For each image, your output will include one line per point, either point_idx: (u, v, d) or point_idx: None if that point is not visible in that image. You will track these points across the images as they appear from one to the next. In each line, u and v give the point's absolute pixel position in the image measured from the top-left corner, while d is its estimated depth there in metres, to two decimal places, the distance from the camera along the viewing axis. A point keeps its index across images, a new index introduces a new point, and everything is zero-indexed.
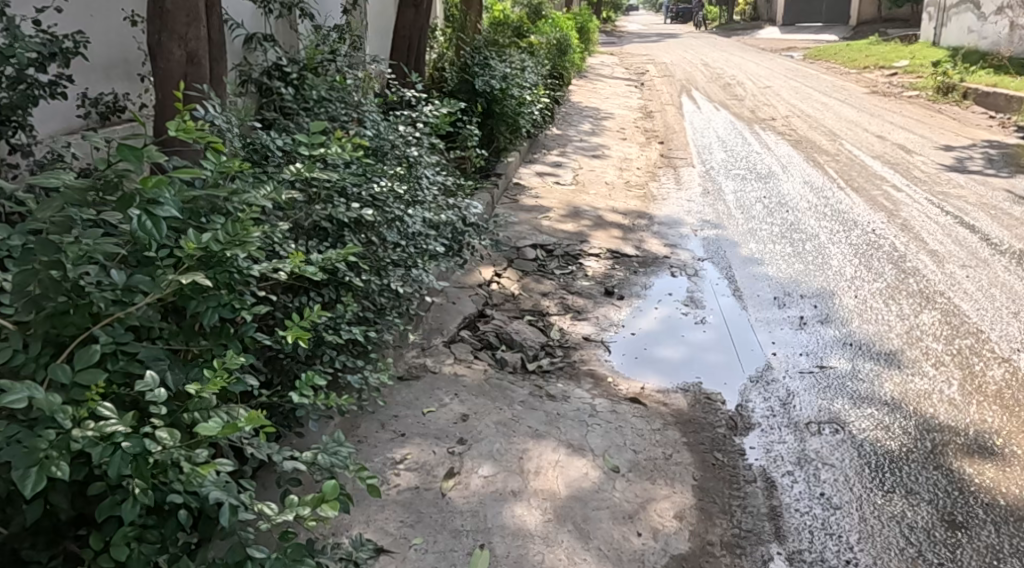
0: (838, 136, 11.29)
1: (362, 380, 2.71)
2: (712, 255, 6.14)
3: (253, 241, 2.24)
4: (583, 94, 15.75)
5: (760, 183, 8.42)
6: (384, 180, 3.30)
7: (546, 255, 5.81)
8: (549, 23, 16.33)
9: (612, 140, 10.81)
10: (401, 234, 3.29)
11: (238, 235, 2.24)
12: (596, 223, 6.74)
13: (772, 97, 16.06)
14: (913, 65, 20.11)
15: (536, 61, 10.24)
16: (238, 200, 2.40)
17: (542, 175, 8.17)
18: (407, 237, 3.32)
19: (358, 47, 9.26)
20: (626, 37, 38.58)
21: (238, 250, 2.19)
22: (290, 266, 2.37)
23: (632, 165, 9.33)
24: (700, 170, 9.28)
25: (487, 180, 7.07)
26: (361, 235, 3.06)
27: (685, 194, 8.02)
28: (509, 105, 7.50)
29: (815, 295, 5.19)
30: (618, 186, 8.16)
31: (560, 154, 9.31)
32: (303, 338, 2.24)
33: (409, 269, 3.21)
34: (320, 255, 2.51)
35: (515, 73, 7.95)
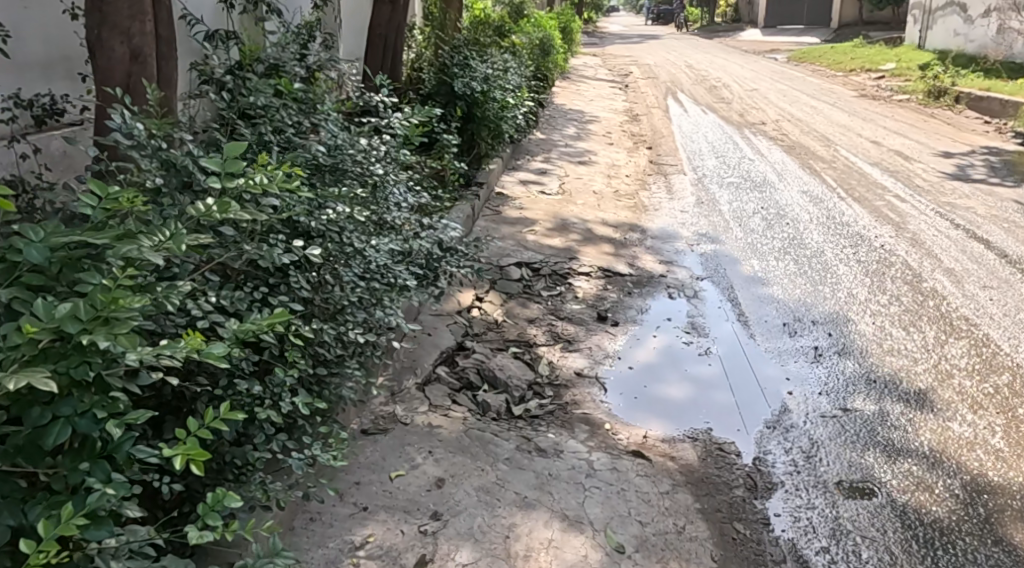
0: (832, 141, 10.88)
1: (305, 465, 2.21)
2: (712, 274, 5.65)
3: (127, 320, 1.76)
4: (566, 96, 15.25)
5: (757, 192, 7.96)
6: (341, 204, 2.78)
7: (532, 275, 5.30)
8: (531, 22, 15.80)
9: (599, 145, 10.33)
10: (362, 269, 2.77)
11: (107, 310, 1.75)
12: (585, 238, 6.24)
13: (760, 100, 15.66)
14: (901, 68, 19.83)
15: (520, 63, 9.74)
16: (114, 253, 1.84)
17: (525, 183, 7.67)
18: (371, 271, 2.80)
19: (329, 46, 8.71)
20: (608, 37, 38.16)
21: (102, 337, 1.69)
22: (185, 349, 1.86)
23: (621, 172, 8.85)
24: (692, 177, 8.81)
25: (468, 190, 6.56)
26: (309, 274, 2.54)
27: (678, 205, 7.55)
28: (491, 108, 6.97)
29: (830, 322, 4.72)
30: (607, 196, 7.67)
31: (545, 161, 8.81)
32: (196, 457, 1.78)
33: (371, 310, 2.70)
34: (233, 326, 2.03)
35: (497, 74, 7.43)
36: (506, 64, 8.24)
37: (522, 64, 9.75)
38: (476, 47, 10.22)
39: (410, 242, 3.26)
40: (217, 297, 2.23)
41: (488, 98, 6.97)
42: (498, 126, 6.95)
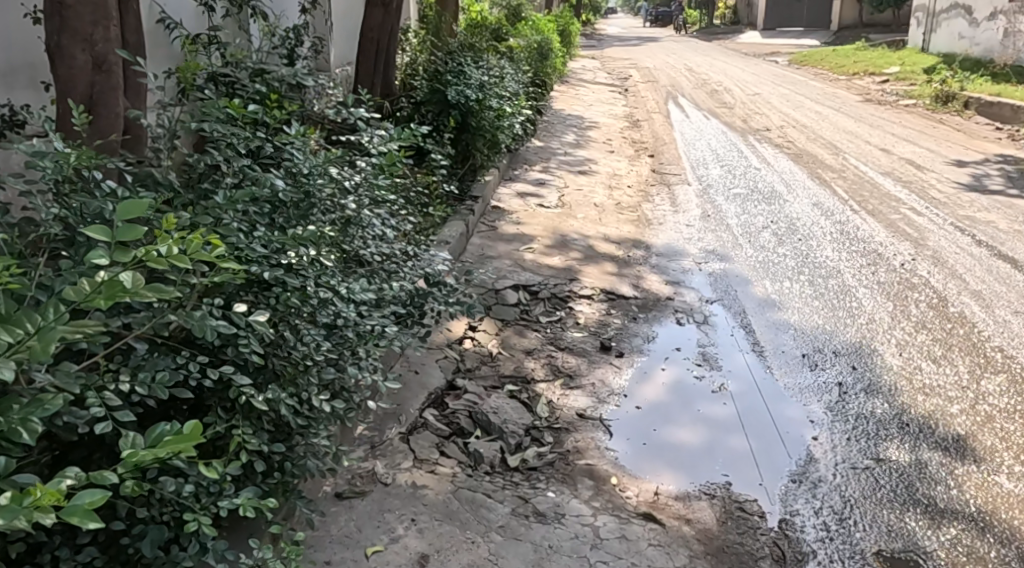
0: (840, 149, 10.53)
1: None
2: (723, 296, 5.28)
3: None
4: (566, 101, 14.88)
5: (766, 204, 7.61)
6: (306, 248, 2.44)
7: (529, 299, 4.94)
8: (529, 25, 15.43)
9: (599, 153, 9.97)
10: (326, 326, 2.46)
11: None
12: (586, 256, 5.88)
13: (762, 105, 15.32)
14: (905, 71, 19.53)
15: (518, 68, 9.39)
16: None
17: (523, 195, 7.30)
18: (336, 326, 2.48)
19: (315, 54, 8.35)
20: (607, 39, 37.80)
21: None
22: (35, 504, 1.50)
23: (623, 182, 8.49)
24: (697, 187, 8.45)
25: (462, 204, 6.19)
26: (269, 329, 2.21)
27: (684, 219, 7.19)
28: (486, 118, 6.61)
29: (853, 353, 4.36)
30: (608, 208, 7.31)
31: (544, 171, 8.45)
32: None
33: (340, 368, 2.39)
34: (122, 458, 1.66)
35: (493, 81, 7.07)
36: (503, 71, 7.89)
37: (520, 69, 9.40)
38: (472, 52, 9.86)
39: (390, 282, 2.92)
40: (142, 377, 1.92)
41: (483, 107, 6.62)
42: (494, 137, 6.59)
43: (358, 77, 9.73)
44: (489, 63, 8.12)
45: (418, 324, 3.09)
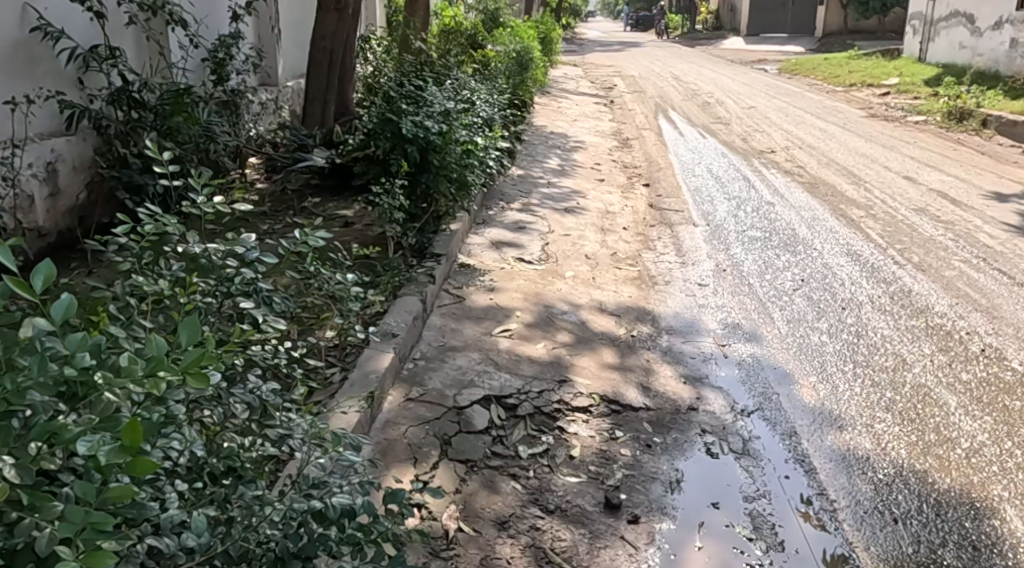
0: (859, 177, 9.33)
1: None
2: (762, 407, 3.99)
3: None
4: (547, 115, 13.56)
5: (791, 257, 6.36)
6: None
7: (505, 417, 3.62)
8: (508, 31, 14.11)
9: (587, 182, 8.67)
10: None
11: None
12: (579, 338, 4.58)
13: (760, 121, 14.12)
14: (905, 84, 18.51)
15: (494, 86, 8.10)
16: None
17: (498, 247, 5.99)
18: None
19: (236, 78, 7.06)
20: (588, 45, 36.58)
21: None
22: None
23: (617, 224, 7.19)
24: (705, 231, 7.19)
25: (420, 269, 4.89)
26: None
27: (695, 276, 5.93)
28: (452, 154, 5.31)
29: (965, 518, 3.09)
30: (603, 263, 6.02)
31: (524, 209, 7.15)
32: None
33: None
34: None
35: (461, 108, 5.77)
36: (476, 92, 6.59)
37: (496, 88, 8.11)
38: (442, 67, 8.55)
39: None
40: None
41: (450, 143, 5.32)
42: (467, 182, 5.30)
43: (308, 95, 8.34)
44: (458, 83, 6.81)
45: (299, 561, 1.88)
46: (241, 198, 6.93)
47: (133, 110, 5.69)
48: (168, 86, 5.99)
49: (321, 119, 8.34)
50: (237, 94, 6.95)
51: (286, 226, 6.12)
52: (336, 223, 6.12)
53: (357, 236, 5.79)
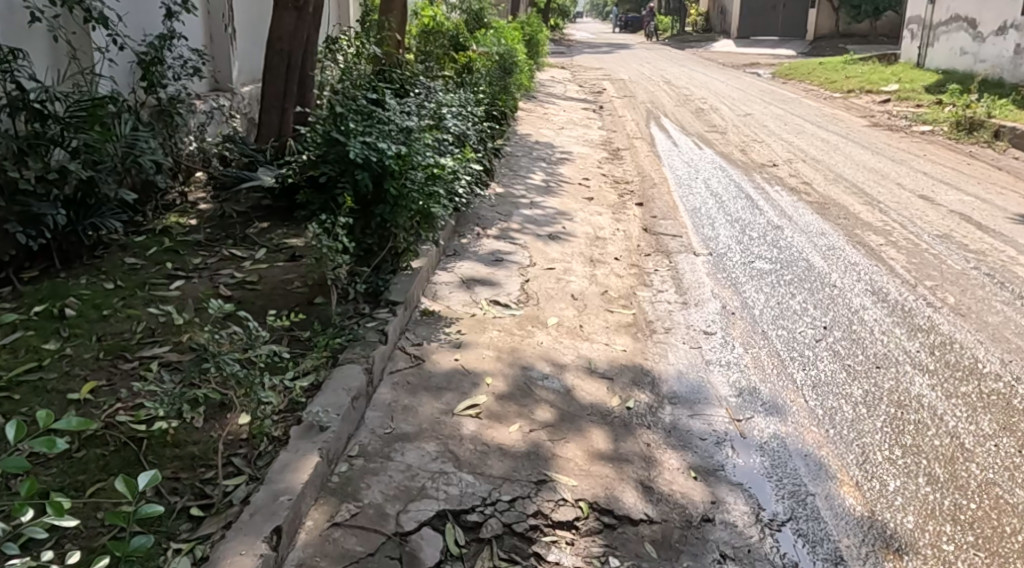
0: (871, 197, 8.51)
1: None
2: (796, 516, 3.15)
3: None
4: (532, 123, 12.70)
5: (808, 297, 5.52)
6: None
7: (465, 544, 2.76)
8: (491, 32, 13.25)
9: (575, 202, 7.81)
10: None
11: None
12: (564, 412, 3.71)
13: (757, 129, 13.33)
14: (905, 90, 17.83)
15: (471, 95, 7.23)
16: None
17: (470, 286, 5.11)
18: None
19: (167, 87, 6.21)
20: (577, 47, 35.79)
21: None
22: None
23: (609, 253, 6.34)
24: (707, 261, 6.35)
25: (369, 325, 4.01)
26: None
27: (700, 321, 5.08)
28: (414, 181, 4.44)
29: None
30: (593, 305, 5.15)
31: (502, 237, 6.28)
32: None
33: None
34: None
35: (425, 125, 4.90)
36: (446, 102, 5.72)
37: (472, 96, 7.24)
38: (412, 73, 7.69)
39: None
40: None
41: (410, 168, 4.46)
42: (436, 214, 4.43)
43: (263, 103, 7.44)
44: (426, 92, 5.94)
45: None
46: (177, 222, 6.03)
47: (35, 124, 4.81)
48: (80, 97, 5.11)
49: (277, 129, 7.43)
50: (168, 107, 6.12)
51: (222, 260, 5.23)
52: (281, 256, 5.24)
53: (303, 273, 4.91)
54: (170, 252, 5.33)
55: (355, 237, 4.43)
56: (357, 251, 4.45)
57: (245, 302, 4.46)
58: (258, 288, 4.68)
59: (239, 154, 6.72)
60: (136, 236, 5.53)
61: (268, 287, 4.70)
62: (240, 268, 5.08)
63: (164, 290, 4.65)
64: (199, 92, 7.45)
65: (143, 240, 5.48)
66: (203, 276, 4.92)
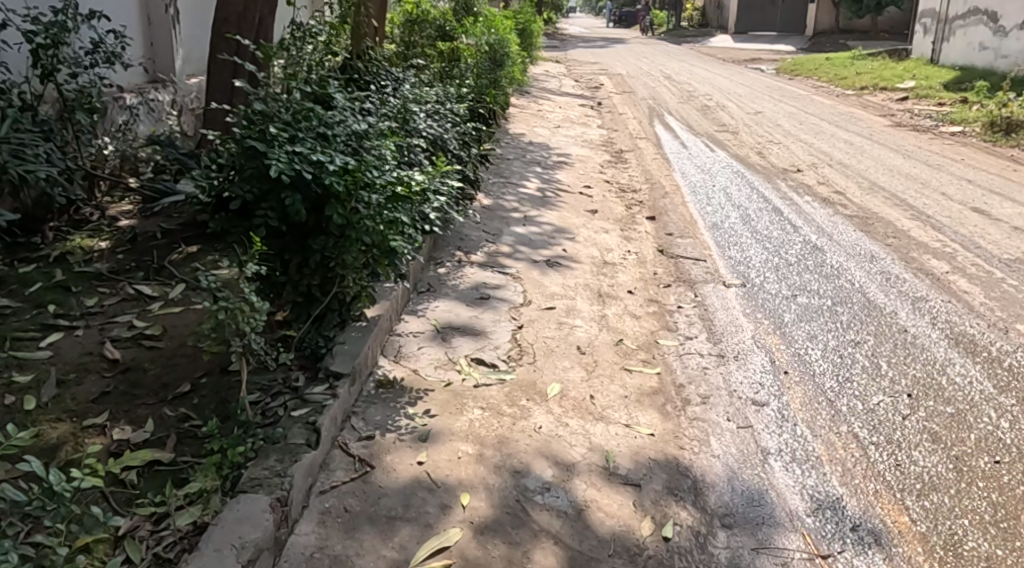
0: (918, 209, 7.38)
1: None
2: None
3: None
4: (526, 120, 11.51)
5: (877, 347, 4.37)
6: None
7: None
8: (481, 22, 12.05)
9: (576, 217, 6.63)
10: None
11: None
12: (576, 553, 2.55)
13: (771, 129, 12.21)
14: (922, 88, 16.77)
15: (453, 91, 6.05)
16: None
17: (446, 337, 3.92)
18: None
19: (71, 78, 5.01)
20: (569, 41, 34.56)
21: None
22: None
23: (620, 284, 5.17)
24: (741, 294, 5.19)
25: (293, 416, 2.83)
26: None
27: (745, 385, 3.91)
28: (367, 205, 3.30)
29: None
30: (605, 363, 3.98)
31: (490, 264, 5.10)
32: None
33: None
34: None
35: (385, 129, 3.70)
36: (416, 99, 4.54)
37: (454, 92, 6.07)
38: (384, 62, 6.50)
39: None
40: None
41: (364, 185, 3.32)
42: (400, 250, 3.30)
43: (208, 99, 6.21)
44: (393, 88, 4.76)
45: None
46: (83, 245, 4.81)
47: None
48: None
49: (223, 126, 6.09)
50: (71, 102, 4.94)
51: (123, 302, 4.02)
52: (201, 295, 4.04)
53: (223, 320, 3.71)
54: (57, 288, 4.11)
55: (290, 279, 3.34)
56: (292, 297, 3.36)
57: (135, 369, 3.26)
58: (159, 346, 3.47)
59: (170, 159, 5.52)
60: (20, 267, 4.32)
61: (173, 344, 3.50)
62: (144, 313, 3.87)
63: (30, 349, 3.44)
64: (128, 84, 6.23)
65: (27, 272, 4.27)
66: (91, 326, 3.71)
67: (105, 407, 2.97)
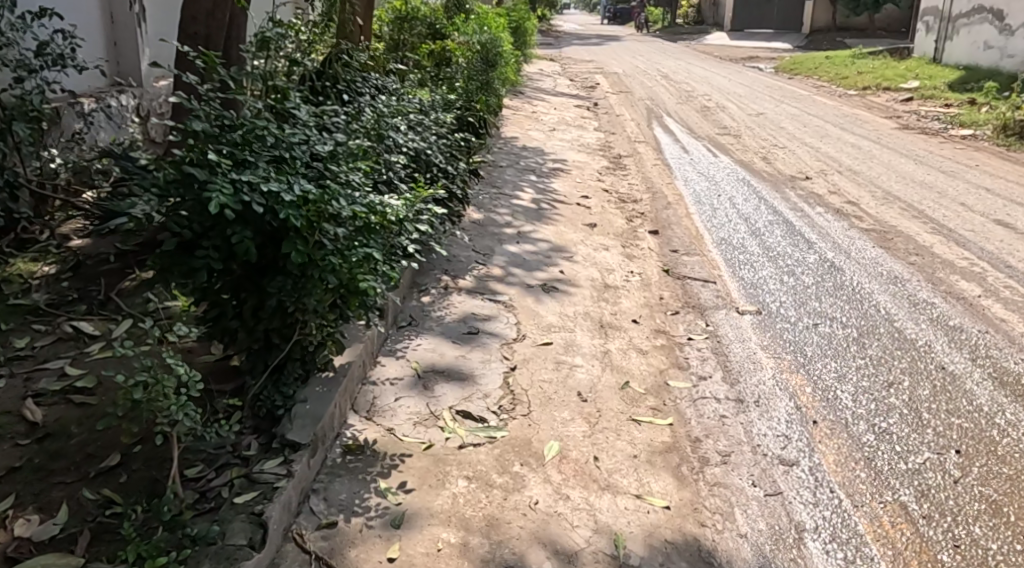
0: (938, 222, 6.91)
1: None
2: None
3: None
4: (519, 123, 11.01)
5: (914, 387, 3.89)
6: None
7: None
8: (473, 20, 11.54)
9: (574, 232, 6.15)
10: None
11: None
12: None
13: (774, 132, 11.73)
14: (926, 88, 16.30)
15: (437, 98, 5.55)
16: None
17: (427, 384, 3.43)
18: None
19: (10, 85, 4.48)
20: (564, 38, 34.02)
21: None
22: None
23: (624, 312, 4.68)
24: (756, 323, 4.71)
25: (237, 504, 2.42)
26: None
27: (769, 437, 3.43)
28: (331, 241, 2.81)
29: None
30: (610, 412, 3.50)
31: (480, 290, 4.61)
32: None
33: None
34: None
35: (355, 150, 3.20)
36: (391, 113, 4.06)
37: (440, 99, 5.56)
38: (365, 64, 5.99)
39: None
40: None
41: (330, 216, 2.85)
42: (372, 293, 2.83)
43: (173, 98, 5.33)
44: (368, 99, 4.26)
45: None
46: (25, 271, 4.33)
47: None
48: None
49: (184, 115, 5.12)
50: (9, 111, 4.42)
51: (58, 342, 3.55)
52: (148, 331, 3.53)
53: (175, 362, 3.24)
54: None
55: (243, 324, 2.84)
56: (246, 344, 2.87)
57: (58, 434, 2.76)
58: (90, 400, 2.98)
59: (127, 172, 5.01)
60: None
61: (106, 400, 3.01)
62: (79, 358, 3.40)
63: None
64: (82, 87, 5.71)
65: None
66: (15, 376, 3.27)
67: (14, 488, 2.48)
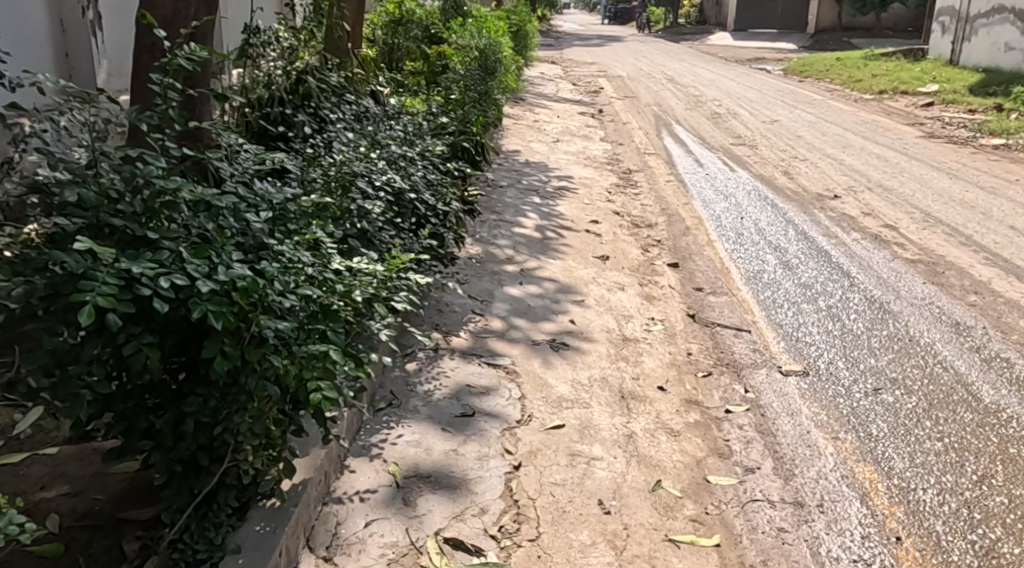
0: (990, 250, 6.19)
1: None
2: None
3: None
4: (521, 134, 10.27)
5: (1010, 486, 3.17)
6: None
7: None
8: (472, 23, 10.79)
9: (585, 267, 5.42)
10: None
11: None
12: None
13: (793, 142, 11.00)
14: (946, 91, 15.56)
15: (425, 125, 4.82)
16: None
17: (407, 497, 2.70)
18: None
19: None
20: (563, 39, 33.29)
21: None
22: None
23: (647, 376, 3.95)
24: (805, 388, 3.97)
25: None
26: None
27: (845, 564, 2.71)
28: (277, 340, 2.09)
29: None
30: (643, 528, 2.77)
31: (477, 352, 3.87)
32: None
33: None
34: None
35: (308, 211, 2.47)
36: (361, 153, 3.33)
37: (427, 126, 4.84)
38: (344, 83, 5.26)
39: None
40: None
41: (272, 305, 2.13)
42: (330, 407, 2.12)
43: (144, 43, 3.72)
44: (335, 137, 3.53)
45: None
46: None
47: None
48: None
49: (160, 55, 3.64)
50: None
51: None
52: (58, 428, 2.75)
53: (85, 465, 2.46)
54: None
55: (161, 443, 2.07)
56: (163, 467, 2.11)
57: None
58: None
59: None
60: None
61: None
62: None
63: None
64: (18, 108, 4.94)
65: None
66: None
67: None
